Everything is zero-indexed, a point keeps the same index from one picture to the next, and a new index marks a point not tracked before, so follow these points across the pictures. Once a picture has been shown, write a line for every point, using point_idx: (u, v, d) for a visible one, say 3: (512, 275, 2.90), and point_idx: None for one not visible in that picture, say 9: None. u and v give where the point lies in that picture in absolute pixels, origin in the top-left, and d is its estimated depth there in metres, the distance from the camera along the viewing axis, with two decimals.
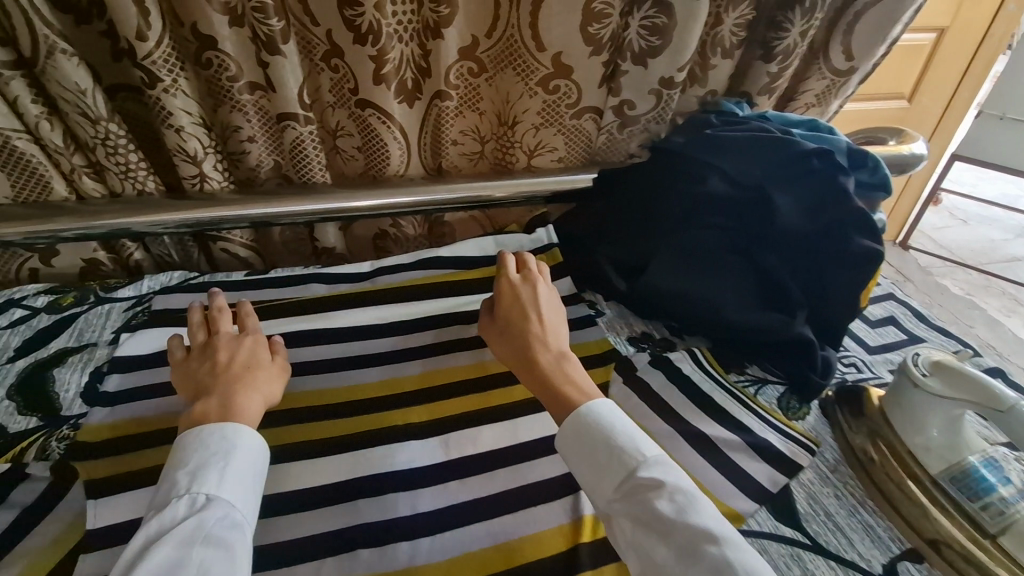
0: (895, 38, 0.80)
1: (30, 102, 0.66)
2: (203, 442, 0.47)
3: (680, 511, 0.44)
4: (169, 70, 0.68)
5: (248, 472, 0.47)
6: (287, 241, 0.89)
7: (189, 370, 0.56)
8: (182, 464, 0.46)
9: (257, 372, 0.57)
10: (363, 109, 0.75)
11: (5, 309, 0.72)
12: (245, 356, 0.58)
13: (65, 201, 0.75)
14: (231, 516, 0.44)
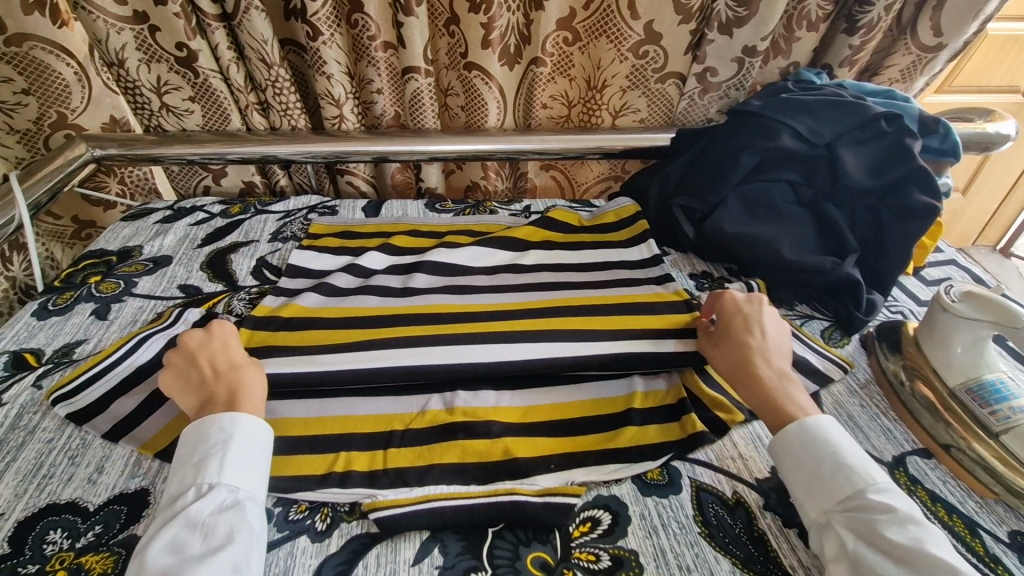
0: (988, 18, 0.84)
1: (226, 48, 0.84)
2: (200, 436, 0.49)
3: (906, 542, 0.43)
4: (329, 27, 0.84)
5: (247, 459, 0.48)
6: (399, 182, 1.05)
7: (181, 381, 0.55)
8: (186, 458, 0.48)
9: (248, 368, 0.55)
10: (469, 72, 0.87)
11: (192, 211, 0.92)
12: (227, 356, 0.56)
13: (238, 130, 0.95)
14: (234, 500, 0.46)
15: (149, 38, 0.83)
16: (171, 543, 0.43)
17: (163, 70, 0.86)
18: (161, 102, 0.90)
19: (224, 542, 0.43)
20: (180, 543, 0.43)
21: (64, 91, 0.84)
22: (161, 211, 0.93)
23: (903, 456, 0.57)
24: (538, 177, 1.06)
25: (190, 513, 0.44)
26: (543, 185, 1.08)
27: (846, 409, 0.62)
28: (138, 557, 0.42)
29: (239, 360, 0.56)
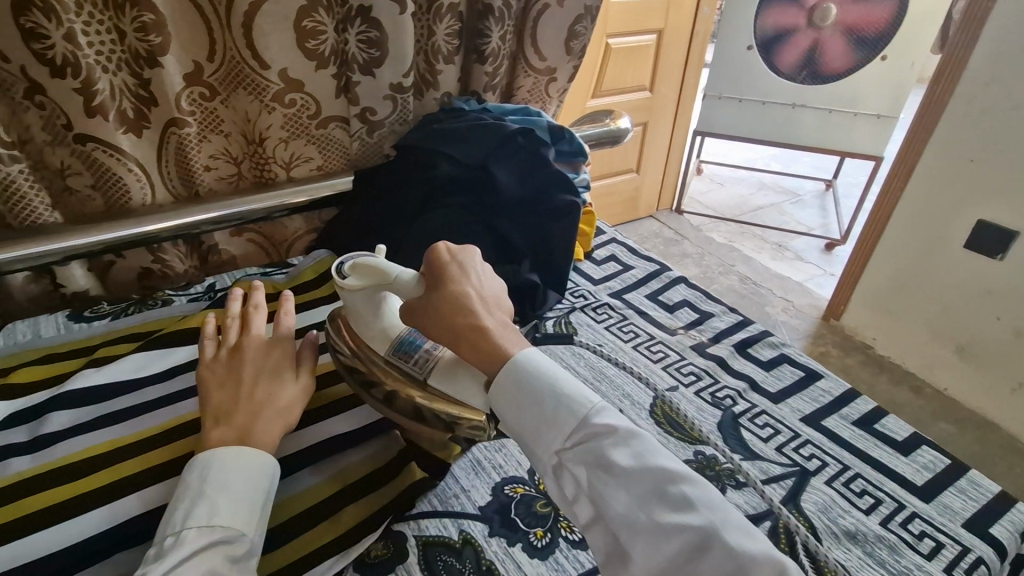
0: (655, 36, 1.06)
1: (65, 153, 0.76)
2: (515, 390, 0.52)
3: None
4: (111, 68, 0.72)
5: (641, 455, 0.49)
6: (236, 241, 0.96)
7: (441, 324, 0.56)
8: (532, 412, 0.52)
9: (460, 315, 0.56)
10: (327, 125, 0.89)
11: (49, 317, 0.77)
12: (449, 305, 0.56)
13: (28, 225, 0.77)
14: (663, 483, 0.47)
15: (195, 101, 0.80)
16: (701, 499, 0.46)
17: (189, 138, 0.81)
18: (173, 167, 0.84)
19: (692, 506, 0.46)
20: (677, 507, 0.46)
21: (84, 169, 0.78)
22: (122, 305, 0.80)
23: (982, 529, 0.55)
24: (294, 383, 0.59)
25: (688, 492, 0.46)
26: (229, 354, 0.60)
27: (942, 501, 0.57)
28: (657, 533, 0.45)
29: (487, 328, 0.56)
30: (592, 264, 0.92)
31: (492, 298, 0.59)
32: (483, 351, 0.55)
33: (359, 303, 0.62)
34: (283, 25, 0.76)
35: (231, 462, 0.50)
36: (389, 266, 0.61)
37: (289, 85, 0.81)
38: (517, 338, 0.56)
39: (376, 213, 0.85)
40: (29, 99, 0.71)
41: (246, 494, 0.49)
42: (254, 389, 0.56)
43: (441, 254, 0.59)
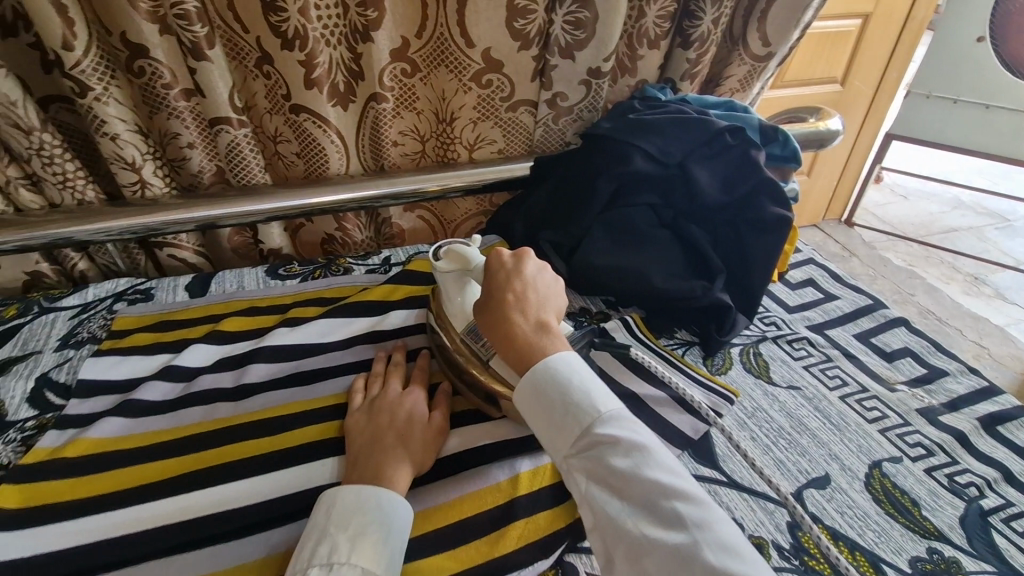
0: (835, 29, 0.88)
1: (280, 121, 0.81)
2: (532, 395, 0.48)
3: None
4: (331, 43, 0.74)
5: (642, 459, 0.42)
6: (410, 216, 0.98)
7: (489, 326, 0.53)
8: (546, 407, 0.47)
9: (506, 318, 0.52)
10: (517, 108, 0.86)
11: (253, 272, 0.84)
12: (495, 307, 0.53)
13: (244, 184, 0.85)
14: (664, 494, 0.40)
15: (396, 77, 0.80)
16: (696, 515, 0.39)
17: (384, 114, 0.82)
18: (367, 140, 0.87)
19: (692, 525, 0.38)
20: (668, 520, 0.39)
21: (292, 138, 0.82)
22: (311, 268, 0.85)
23: None
24: (428, 421, 0.57)
25: (680, 508, 0.39)
26: (375, 396, 0.59)
27: None
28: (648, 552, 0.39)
29: (533, 333, 0.51)
30: (785, 287, 0.81)
31: (540, 298, 0.55)
32: (515, 349, 0.51)
33: (447, 288, 0.63)
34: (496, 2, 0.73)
35: (356, 496, 0.48)
36: (476, 252, 0.61)
37: (490, 66, 0.79)
38: (554, 339, 0.51)
39: (558, 206, 0.81)
40: (260, 69, 0.76)
41: (382, 544, 0.45)
42: (396, 433, 0.54)
43: (498, 257, 0.57)
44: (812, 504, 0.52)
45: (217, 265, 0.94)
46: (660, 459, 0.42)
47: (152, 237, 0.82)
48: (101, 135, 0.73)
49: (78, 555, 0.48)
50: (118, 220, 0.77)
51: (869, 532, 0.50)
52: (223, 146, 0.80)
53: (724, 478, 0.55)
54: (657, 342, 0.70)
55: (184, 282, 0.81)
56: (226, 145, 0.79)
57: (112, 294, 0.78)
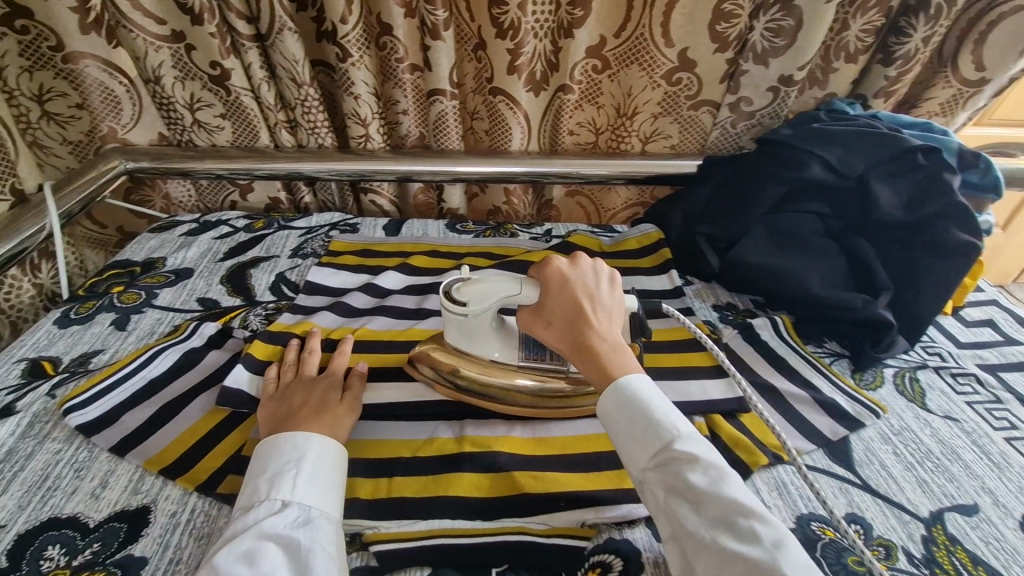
0: None
1: (480, 101, 0.93)
2: (613, 406, 0.47)
3: None
4: (542, 35, 0.83)
5: (719, 476, 0.41)
6: (571, 198, 1.06)
7: (562, 336, 0.52)
8: (621, 422, 0.47)
9: (580, 329, 0.51)
10: (697, 108, 0.90)
11: (436, 224, 0.97)
12: (569, 320, 0.52)
13: (439, 148, 0.98)
14: (734, 510, 0.39)
15: (586, 73, 0.88)
16: (773, 533, 0.38)
17: (567, 105, 0.91)
18: (548, 124, 0.96)
19: (767, 540, 0.37)
20: (745, 536, 0.38)
21: (485, 116, 0.94)
22: (483, 229, 0.96)
23: None
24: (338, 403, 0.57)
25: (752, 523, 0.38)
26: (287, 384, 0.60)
27: None
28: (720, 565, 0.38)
29: (607, 348, 0.51)
30: (957, 323, 0.77)
31: (609, 312, 0.54)
32: (594, 367, 0.50)
33: (471, 323, 0.60)
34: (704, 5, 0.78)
35: (269, 454, 0.50)
36: (492, 281, 0.58)
37: (683, 65, 0.84)
38: (627, 357, 0.50)
39: (725, 201, 0.82)
40: (475, 53, 0.88)
41: (329, 488, 0.48)
42: (314, 402, 0.56)
43: (551, 265, 0.55)
44: (953, 527, 0.51)
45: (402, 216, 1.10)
46: (730, 476, 0.41)
47: (362, 182, 0.99)
48: (347, 95, 0.91)
49: None
50: (345, 164, 0.94)
51: (1016, 566, 0.48)
52: (434, 114, 0.93)
53: (858, 479, 0.55)
54: (803, 347, 0.71)
55: (382, 223, 0.97)
56: (436, 113, 0.93)
57: (328, 223, 0.96)
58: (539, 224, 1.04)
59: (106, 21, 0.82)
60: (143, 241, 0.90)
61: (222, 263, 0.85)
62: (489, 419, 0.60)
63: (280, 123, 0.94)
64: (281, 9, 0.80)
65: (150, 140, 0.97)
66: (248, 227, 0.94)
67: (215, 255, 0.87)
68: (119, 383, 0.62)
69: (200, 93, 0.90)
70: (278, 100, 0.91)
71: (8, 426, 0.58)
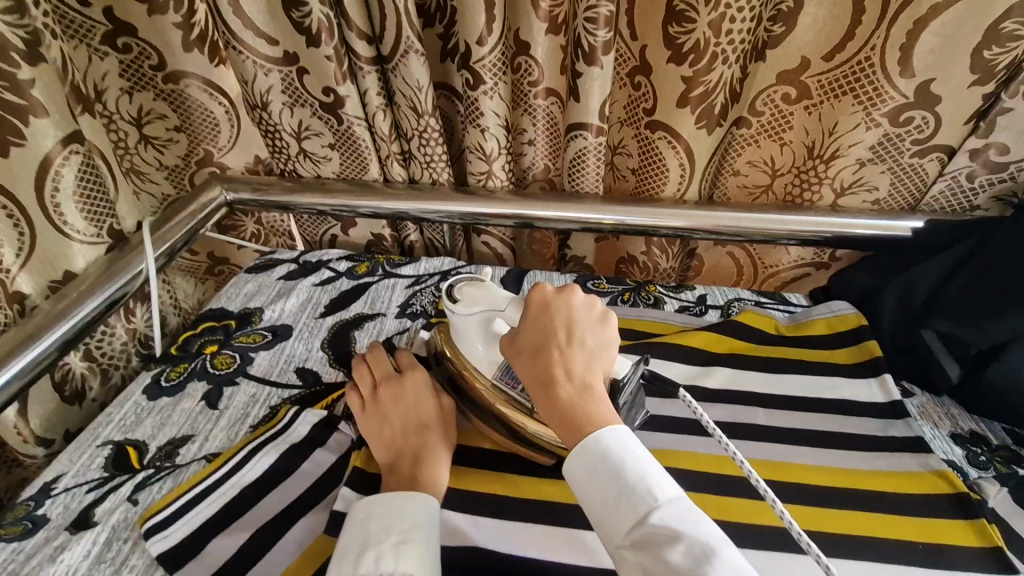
0: None
1: (629, 134, 0.76)
2: (584, 471, 0.41)
3: None
4: (733, 63, 0.65)
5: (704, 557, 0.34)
6: (724, 253, 0.87)
7: (532, 381, 0.46)
8: (601, 493, 0.40)
9: (551, 372, 0.45)
10: (925, 156, 0.68)
11: (564, 281, 0.82)
12: (538, 359, 0.46)
13: (572, 189, 0.82)
14: None
15: (773, 103, 0.69)
16: None
17: (739, 141, 0.73)
18: (712, 167, 0.78)
19: None
20: None
21: (635, 151, 0.77)
22: (622, 289, 0.80)
23: None
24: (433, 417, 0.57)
25: None
26: (376, 403, 0.57)
27: None
28: None
29: (575, 390, 0.44)
30: None
31: (592, 353, 0.46)
32: (563, 416, 0.44)
33: (458, 325, 0.56)
34: (970, 25, 0.58)
35: (400, 509, 0.47)
36: (494, 288, 0.55)
37: (917, 101, 0.64)
38: (599, 403, 0.44)
39: (972, 287, 0.61)
40: (632, 78, 0.71)
41: (409, 552, 0.44)
42: (415, 439, 0.55)
43: (537, 295, 0.49)
44: None
45: (516, 261, 0.95)
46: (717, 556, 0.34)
47: (476, 226, 0.85)
48: (472, 126, 0.76)
49: None
50: (462, 205, 0.80)
51: None
52: (572, 151, 0.77)
53: None
54: None
55: (500, 274, 0.83)
56: (576, 150, 0.77)
57: (438, 272, 0.83)
58: (686, 285, 0.85)
59: (212, 38, 0.72)
60: (239, 284, 0.81)
61: (323, 319, 0.74)
62: None
63: (391, 155, 0.81)
64: (409, 26, 0.67)
65: (246, 163, 0.85)
66: (351, 271, 0.83)
67: (315, 308, 0.76)
68: (210, 489, 0.52)
69: (308, 121, 0.79)
70: (393, 130, 0.79)
71: (82, 544, 0.49)
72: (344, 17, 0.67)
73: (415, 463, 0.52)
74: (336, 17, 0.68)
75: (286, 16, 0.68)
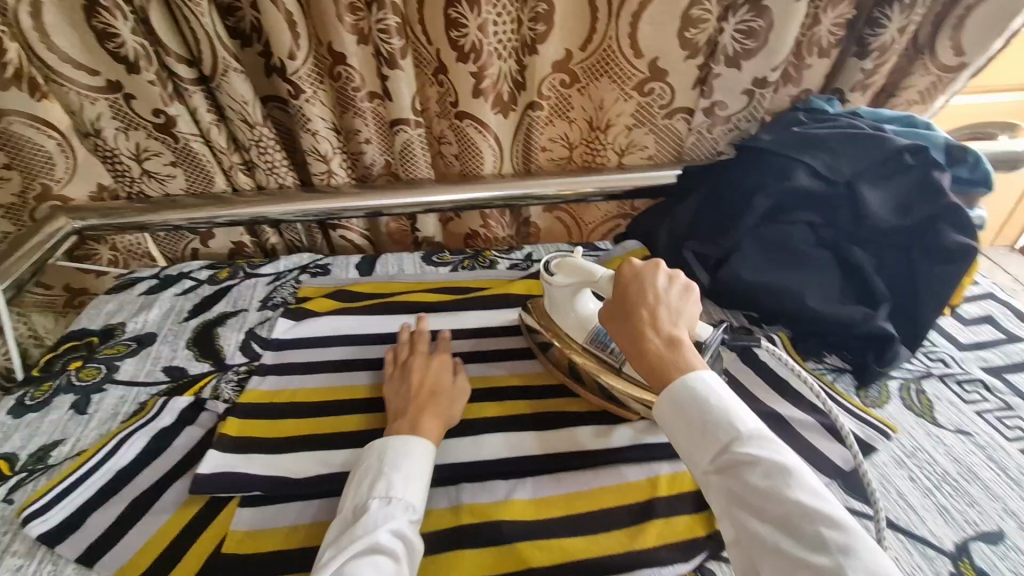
0: (1016, 33, 0.77)
1: (445, 124, 0.88)
2: (670, 409, 0.48)
3: None
4: (505, 59, 0.80)
5: (784, 478, 0.41)
6: (550, 216, 1.02)
7: (623, 338, 0.53)
8: (683, 425, 0.47)
9: (639, 328, 0.52)
10: (674, 117, 0.87)
11: (412, 258, 0.93)
12: (628, 321, 0.53)
13: (407, 180, 0.93)
14: (804, 511, 0.39)
15: (554, 88, 0.84)
16: (845, 535, 0.38)
17: (537, 122, 0.88)
18: (520, 144, 0.92)
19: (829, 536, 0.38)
20: (813, 540, 0.38)
21: (453, 140, 0.90)
22: (461, 257, 0.92)
23: None
24: (450, 384, 0.64)
25: (822, 532, 0.38)
26: (397, 365, 0.66)
27: None
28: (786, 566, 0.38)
29: (659, 341, 0.51)
30: (955, 322, 0.74)
31: (675, 316, 0.53)
32: (652, 366, 0.50)
33: (554, 293, 0.66)
34: (672, 15, 0.74)
35: (412, 452, 0.54)
36: (591, 264, 0.62)
37: (653, 75, 0.81)
38: (687, 353, 0.50)
39: (709, 214, 0.79)
40: (437, 77, 0.83)
41: (403, 481, 0.52)
42: (416, 394, 0.62)
43: (628, 268, 0.56)
44: (980, 559, 0.49)
45: (375, 248, 1.05)
46: (800, 480, 0.41)
47: (330, 220, 0.94)
48: (304, 132, 0.85)
49: (277, 482, 0.57)
50: (308, 203, 0.89)
51: None
52: (399, 144, 0.89)
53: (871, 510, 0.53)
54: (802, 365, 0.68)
55: (355, 260, 0.92)
56: (402, 143, 0.88)
57: (297, 266, 0.91)
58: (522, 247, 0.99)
59: (27, 75, 0.75)
60: (99, 305, 0.84)
61: (186, 323, 0.80)
62: (487, 481, 0.58)
63: (235, 167, 0.88)
64: (223, 48, 0.74)
65: (89, 192, 0.88)
66: (212, 278, 0.89)
67: (178, 315, 0.82)
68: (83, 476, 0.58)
69: (145, 143, 0.84)
70: (230, 142, 0.86)
71: None
72: (160, 46, 0.74)
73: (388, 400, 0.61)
74: (152, 46, 0.74)
75: (102, 49, 0.73)
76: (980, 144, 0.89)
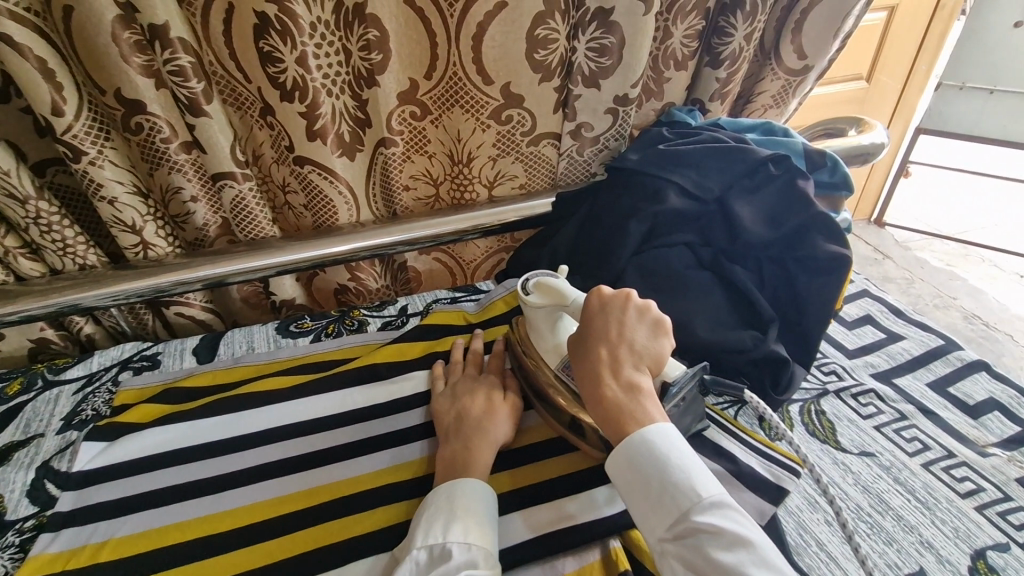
0: (850, 34, 0.78)
1: (282, 169, 0.75)
2: (625, 464, 0.46)
3: None
4: (336, 93, 0.69)
5: (742, 553, 0.40)
6: (427, 258, 0.92)
7: (583, 379, 0.51)
8: (642, 483, 0.45)
9: (597, 372, 0.50)
10: (540, 142, 0.80)
11: (265, 331, 0.79)
12: (588, 364, 0.51)
13: (248, 240, 0.79)
14: None
15: (405, 121, 0.75)
16: None
17: (392, 160, 0.77)
18: (377, 185, 0.81)
19: None
20: None
21: (299, 189, 0.76)
22: (326, 323, 0.79)
23: None
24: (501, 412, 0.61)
25: None
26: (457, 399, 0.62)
27: None
28: None
29: (619, 388, 0.49)
30: (841, 328, 0.76)
31: (643, 359, 0.51)
32: (608, 416, 0.48)
33: (533, 318, 0.61)
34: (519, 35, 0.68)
35: (470, 493, 0.51)
36: (571, 288, 0.58)
37: (509, 101, 0.74)
38: (646, 403, 0.48)
39: (587, 247, 0.73)
40: (262, 119, 0.70)
41: (489, 519, 0.50)
42: (460, 427, 0.59)
43: (598, 299, 0.54)
44: None
45: (226, 320, 0.89)
46: (762, 558, 0.40)
47: (162, 297, 0.77)
48: (98, 200, 0.69)
49: None
50: (117, 285, 0.72)
51: None
52: (228, 201, 0.74)
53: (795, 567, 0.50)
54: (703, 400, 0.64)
55: (191, 344, 0.76)
56: (231, 200, 0.74)
57: (116, 362, 0.74)
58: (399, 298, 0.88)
59: None
60: None
61: None
62: None
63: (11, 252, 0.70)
64: None
65: None
66: None
67: None
68: None
69: None
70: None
71: None
72: None
73: (450, 433, 0.58)
74: None
75: None
76: (834, 140, 0.91)
